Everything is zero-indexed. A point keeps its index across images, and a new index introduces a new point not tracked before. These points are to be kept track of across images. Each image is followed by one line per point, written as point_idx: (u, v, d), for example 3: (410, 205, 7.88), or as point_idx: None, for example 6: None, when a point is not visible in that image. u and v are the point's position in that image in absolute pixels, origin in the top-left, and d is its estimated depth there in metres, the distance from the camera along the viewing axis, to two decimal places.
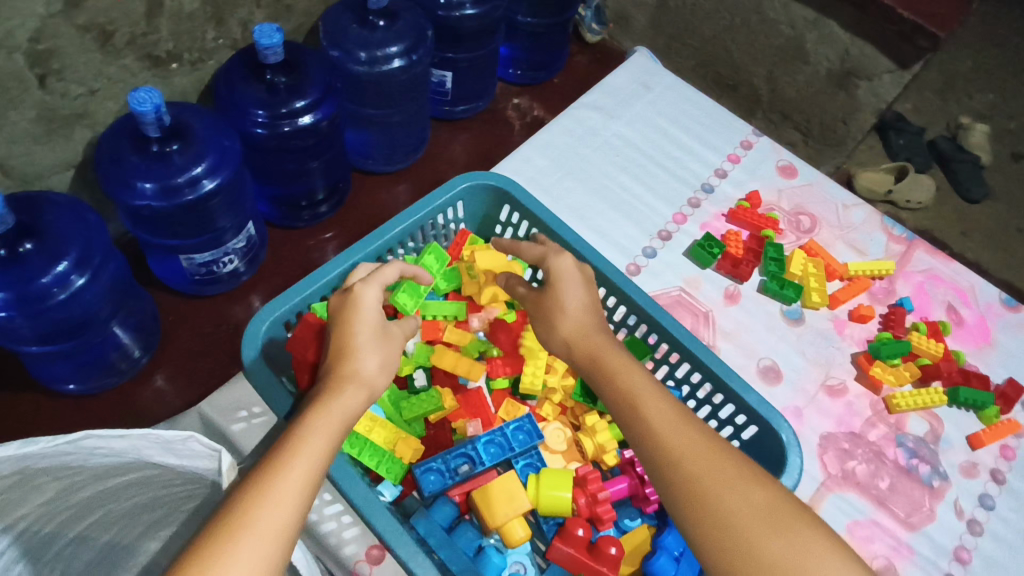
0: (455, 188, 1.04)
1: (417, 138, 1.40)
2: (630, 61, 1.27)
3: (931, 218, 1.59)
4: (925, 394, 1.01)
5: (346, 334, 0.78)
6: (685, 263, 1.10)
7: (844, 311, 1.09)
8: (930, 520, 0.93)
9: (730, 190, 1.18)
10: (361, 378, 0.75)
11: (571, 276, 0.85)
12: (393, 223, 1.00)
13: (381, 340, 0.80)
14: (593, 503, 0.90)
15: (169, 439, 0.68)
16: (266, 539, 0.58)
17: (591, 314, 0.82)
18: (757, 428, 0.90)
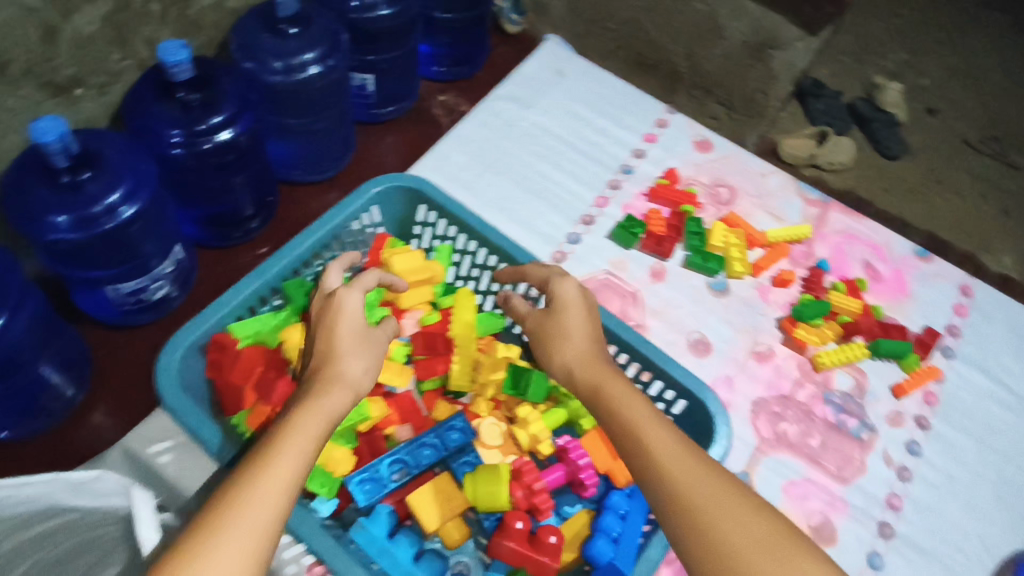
0: (368, 193, 1.03)
1: (343, 144, 1.38)
2: (543, 49, 1.27)
3: (856, 177, 1.62)
4: (849, 349, 1.04)
5: (330, 339, 0.81)
6: (610, 246, 1.11)
7: (766, 278, 1.11)
8: (861, 472, 0.97)
9: (649, 169, 1.19)
10: (347, 380, 0.77)
11: (576, 301, 0.87)
12: (307, 233, 0.97)
13: (366, 346, 0.83)
14: (531, 494, 0.91)
15: (78, 480, 0.68)
16: (250, 527, 0.59)
17: (594, 341, 0.84)
18: (686, 403, 0.92)
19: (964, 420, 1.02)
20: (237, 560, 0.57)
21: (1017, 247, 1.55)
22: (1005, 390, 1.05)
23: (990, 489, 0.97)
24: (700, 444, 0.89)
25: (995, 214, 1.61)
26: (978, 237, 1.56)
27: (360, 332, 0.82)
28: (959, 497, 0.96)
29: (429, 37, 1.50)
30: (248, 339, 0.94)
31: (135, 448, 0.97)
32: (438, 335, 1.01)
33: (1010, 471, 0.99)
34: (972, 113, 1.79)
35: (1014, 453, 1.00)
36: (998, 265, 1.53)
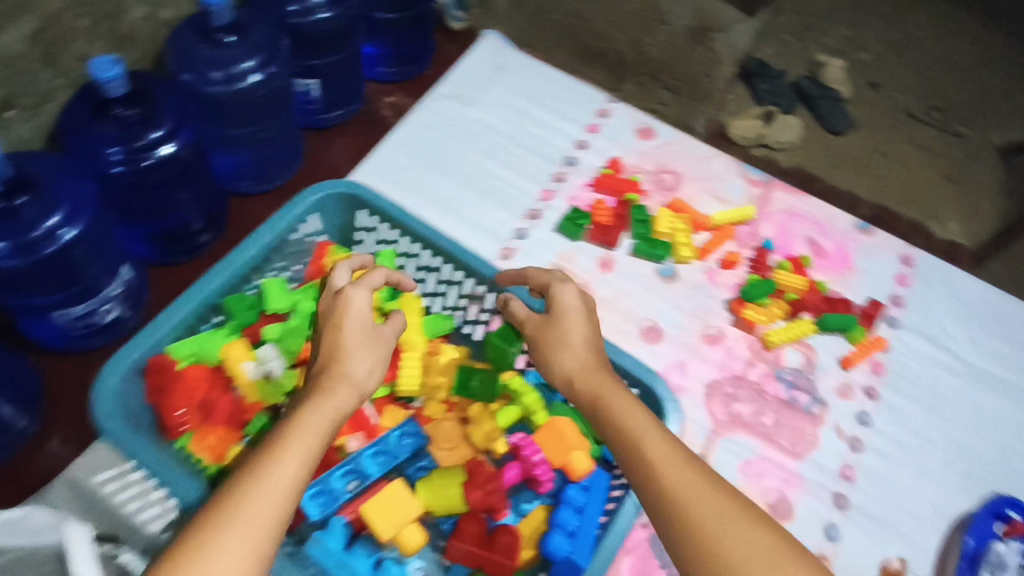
0: (307, 201, 1.01)
1: (290, 152, 1.36)
2: (482, 46, 1.27)
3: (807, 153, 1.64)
4: (798, 326, 1.06)
5: (337, 337, 0.82)
6: (557, 239, 1.12)
7: (713, 261, 1.12)
8: (815, 445, 0.98)
9: (593, 160, 1.20)
10: (352, 379, 0.78)
11: (575, 308, 0.87)
12: (246, 244, 0.95)
13: (372, 343, 0.83)
14: (486, 495, 0.89)
15: (11, 517, 0.70)
16: (255, 520, 0.61)
17: (592, 348, 0.85)
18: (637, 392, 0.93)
19: (913, 386, 1.04)
20: (244, 552, 0.59)
21: (963, 213, 1.58)
22: (951, 354, 1.07)
23: (940, 453, 1.00)
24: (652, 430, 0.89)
25: (938, 181, 1.64)
26: (925, 204, 1.59)
27: (366, 330, 0.83)
28: (911, 462, 0.98)
29: (372, 38, 1.48)
30: (189, 358, 0.92)
31: (78, 478, 0.95)
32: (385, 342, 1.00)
33: (958, 433, 1.02)
34: (914, 84, 1.82)
35: (961, 415, 1.03)
36: (944, 231, 1.57)
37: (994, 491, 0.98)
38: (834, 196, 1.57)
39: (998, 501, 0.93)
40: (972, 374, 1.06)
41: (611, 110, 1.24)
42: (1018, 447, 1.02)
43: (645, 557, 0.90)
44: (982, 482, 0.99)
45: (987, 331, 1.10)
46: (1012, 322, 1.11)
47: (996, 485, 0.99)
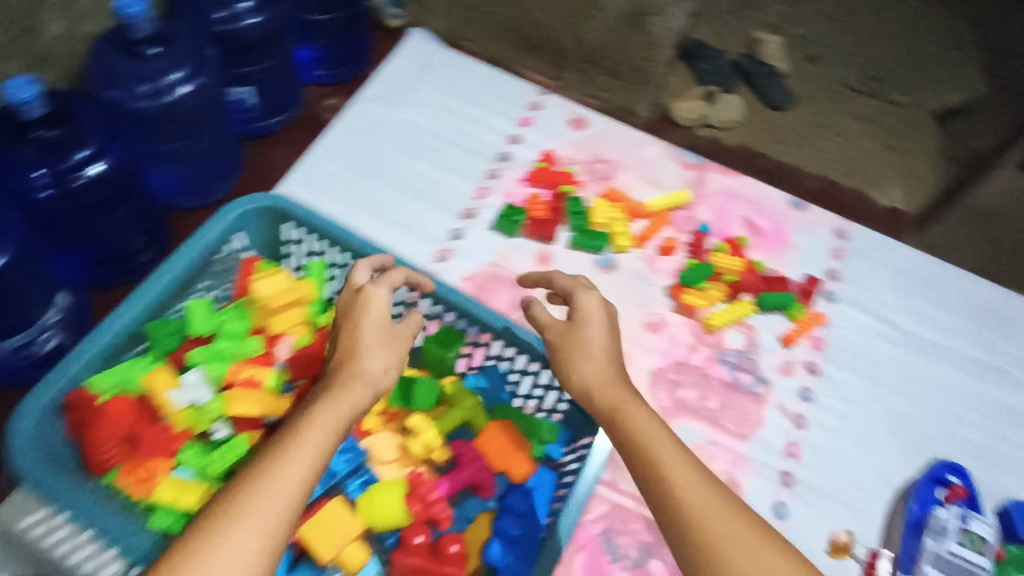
0: (227, 219, 0.95)
1: (229, 164, 1.31)
2: (410, 44, 1.24)
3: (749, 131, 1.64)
4: (738, 307, 1.06)
5: (355, 334, 0.77)
6: (494, 236, 1.11)
7: (651, 248, 1.12)
8: (760, 426, 0.99)
9: (526, 154, 1.19)
10: (368, 378, 0.74)
11: (598, 317, 0.82)
12: (166, 266, 0.90)
13: (392, 342, 0.79)
14: (427, 507, 0.90)
15: None
16: (260, 518, 0.59)
17: (615, 361, 0.80)
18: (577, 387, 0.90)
19: (853, 359, 1.04)
20: (249, 552, 0.57)
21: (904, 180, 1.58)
22: (890, 324, 1.07)
23: (882, 423, 1.00)
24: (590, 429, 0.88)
25: (879, 150, 1.65)
26: (867, 173, 1.60)
27: (384, 329, 0.78)
28: (854, 433, 0.99)
29: (309, 41, 1.45)
30: (112, 390, 0.87)
31: None
32: (314, 357, 0.96)
33: (901, 402, 1.02)
34: (851, 57, 1.84)
35: (902, 384, 1.03)
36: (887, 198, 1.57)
37: (937, 458, 0.98)
38: (779, 173, 1.58)
39: (941, 467, 0.94)
40: (912, 342, 1.06)
41: (545, 103, 1.22)
42: (961, 412, 1.01)
43: (596, 554, 0.88)
44: (924, 449, 0.98)
45: (927, 298, 1.09)
46: (952, 288, 1.10)
47: (941, 451, 0.99)
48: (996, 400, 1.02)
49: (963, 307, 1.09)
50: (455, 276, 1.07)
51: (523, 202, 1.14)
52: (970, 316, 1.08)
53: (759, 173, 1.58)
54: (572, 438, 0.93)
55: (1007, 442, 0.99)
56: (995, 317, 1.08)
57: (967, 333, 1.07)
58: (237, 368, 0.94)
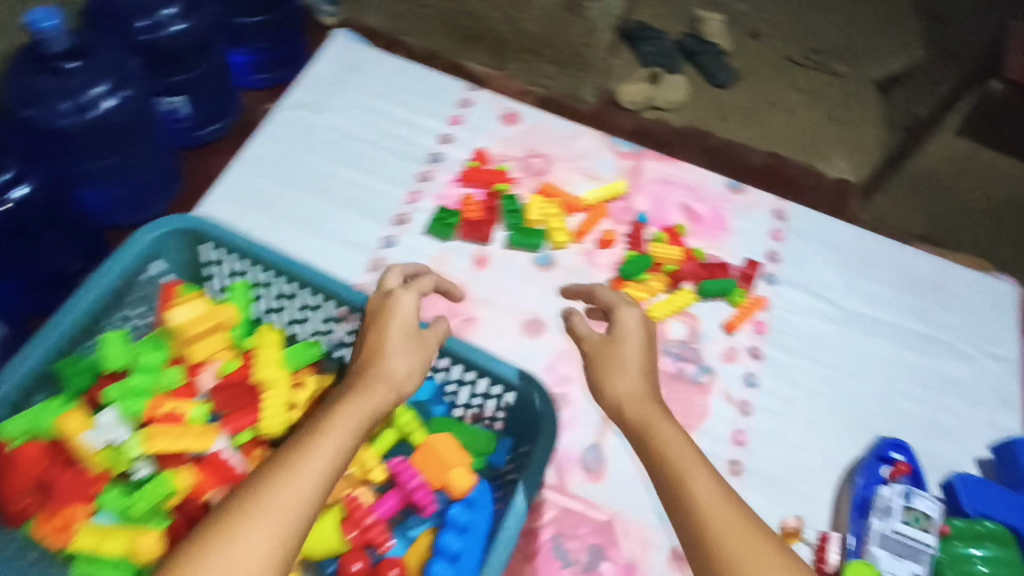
0: (141, 243, 0.81)
1: (166, 174, 1.24)
2: (334, 42, 1.13)
3: (694, 112, 1.63)
4: (679, 295, 0.97)
5: (380, 337, 0.73)
6: (426, 242, 1.01)
7: (590, 242, 1.03)
8: (706, 416, 0.90)
9: (458, 153, 1.10)
10: (391, 380, 0.69)
11: (635, 334, 0.76)
12: (83, 287, 0.76)
13: (417, 348, 0.74)
14: (364, 531, 0.79)
15: None
16: (275, 512, 0.53)
17: (651, 380, 0.74)
18: (516, 394, 0.81)
19: (796, 339, 0.97)
20: (262, 552, 0.51)
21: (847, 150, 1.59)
22: (830, 302, 1.01)
23: (827, 402, 0.93)
24: (532, 439, 0.79)
25: (822, 120, 1.64)
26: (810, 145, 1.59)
27: (410, 333, 0.73)
28: (799, 416, 0.92)
29: (242, 45, 1.40)
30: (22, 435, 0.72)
31: None
32: (241, 386, 0.81)
33: (845, 379, 0.95)
34: (792, 30, 1.83)
35: (846, 362, 0.97)
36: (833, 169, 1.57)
37: (880, 434, 0.92)
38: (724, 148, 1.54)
39: (884, 445, 0.86)
40: (853, 319, 1.00)
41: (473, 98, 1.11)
42: (905, 386, 0.96)
43: (545, 563, 0.79)
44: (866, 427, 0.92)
45: (863, 274, 1.04)
46: (888, 261, 1.06)
47: (886, 426, 0.93)
48: (937, 369, 0.98)
49: (899, 280, 1.05)
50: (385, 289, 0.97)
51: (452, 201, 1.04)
52: (907, 290, 1.03)
53: (705, 152, 1.54)
54: (515, 444, 0.85)
55: (950, 414, 0.94)
56: (930, 289, 1.04)
57: (906, 306, 1.02)
58: (158, 401, 0.77)
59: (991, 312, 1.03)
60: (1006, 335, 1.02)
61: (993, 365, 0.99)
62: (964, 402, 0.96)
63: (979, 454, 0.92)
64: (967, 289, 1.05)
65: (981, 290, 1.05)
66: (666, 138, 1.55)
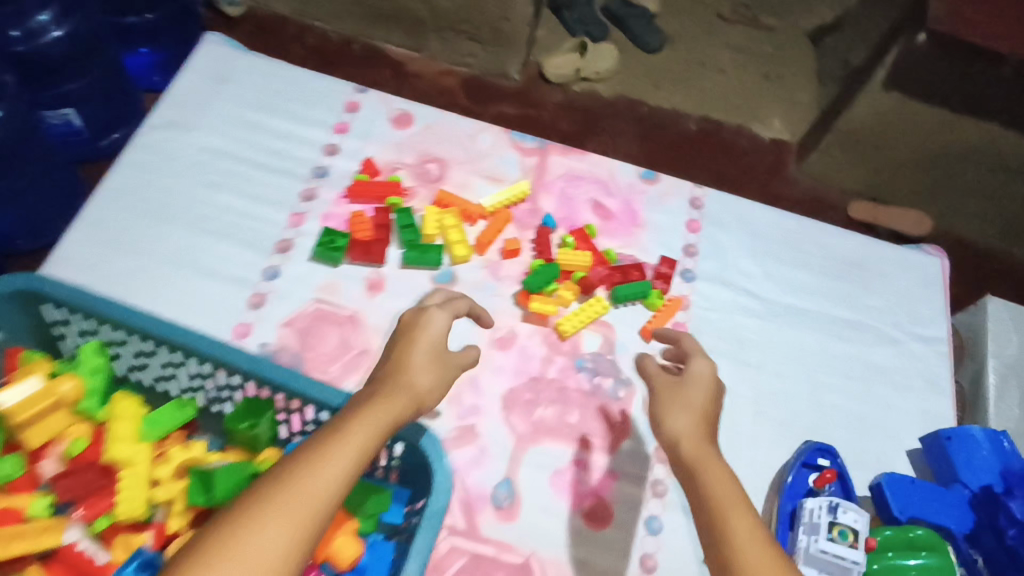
0: None
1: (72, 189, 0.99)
2: (191, 61, 0.73)
3: (623, 80, 1.43)
4: (588, 306, 0.66)
5: (407, 348, 0.53)
6: (309, 270, 0.65)
7: (495, 252, 0.69)
8: (626, 433, 0.62)
9: (348, 163, 0.71)
10: (413, 390, 0.50)
11: (706, 382, 0.55)
12: None
13: (447, 372, 0.54)
14: None
15: None
16: (283, 523, 0.38)
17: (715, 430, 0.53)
18: (405, 445, 0.54)
19: (718, 340, 0.67)
20: None
21: (783, 107, 1.42)
22: (750, 294, 0.70)
23: (742, 417, 0.65)
24: (423, 494, 0.54)
25: (755, 81, 1.48)
26: (744, 104, 1.42)
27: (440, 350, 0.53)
28: (768, 425, 0.65)
29: (137, 45, 1.16)
30: None
31: None
32: (96, 466, 0.55)
33: (762, 380, 0.66)
34: None
35: (769, 361, 0.67)
36: (768, 129, 1.41)
37: (808, 438, 0.65)
38: (661, 118, 1.40)
39: (810, 451, 0.60)
40: (775, 314, 0.70)
41: (352, 88, 0.76)
42: (831, 378, 0.68)
43: None
44: (862, 440, 0.65)
45: (783, 259, 0.73)
46: (805, 238, 0.75)
47: (811, 428, 0.65)
48: (868, 357, 0.69)
49: (820, 260, 0.73)
50: (258, 341, 0.61)
51: (299, 199, 0.68)
52: (833, 268, 0.73)
53: (639, 123, 1.38)
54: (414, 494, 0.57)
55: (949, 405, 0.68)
56: (856, 269, 0.73)
57: (827, 291, 0.72)
58: None
59: (917, 290, 0.73)
60: (938, 318, 0.72)
61: (926, 352, 0.70)
62: (897, 395, 0.68)
63: (910, 445, 0.65)
64: (891, 264, 0.75)
65: (907, 266, 0.75)
66: (599, 111, 1.38)
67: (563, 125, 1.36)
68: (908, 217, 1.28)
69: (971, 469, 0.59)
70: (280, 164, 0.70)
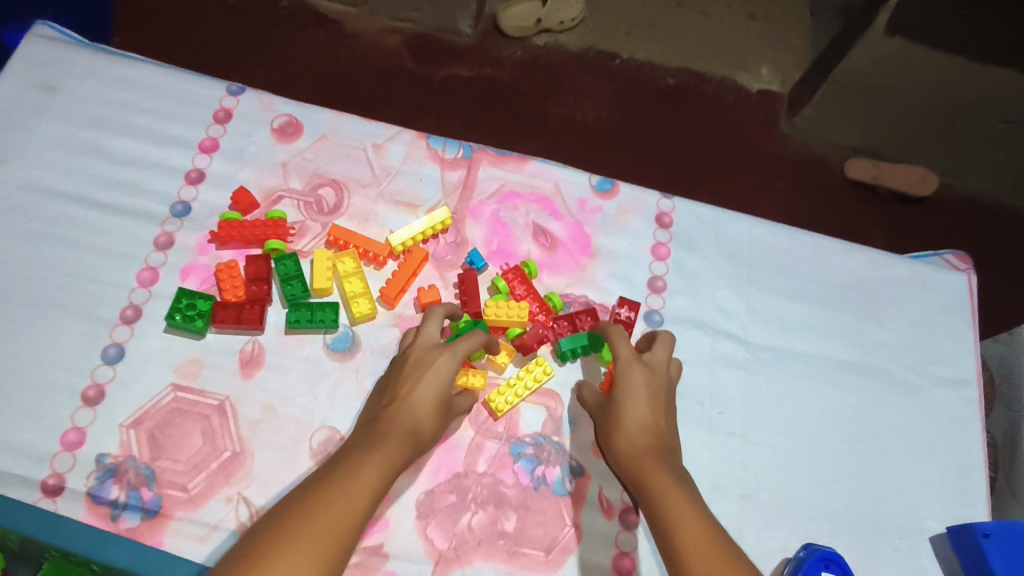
0: None
1: None
2: (8, 65, 0.58)
3: (593, 27, 1.03)
4: (527, 374, 0.53)
5: (410, 388, 0.47)
6: (164, 347, 0.51)
7: (410, 302, 0.55)
8: (576, 539, 0.50)
9: (215, 195, 0.57)
10: (410, 435, 0.44)
11: (639, 390, 0.49)
12: None
13: (446, 419, 0.48)
14: None
15: None
16: None
17: (664, 442, 0.47)
18: None
19: (696, 405, 0.55)
20: None
21: (775, 48, 1.05)
22: (733, 338, 0.58)
23: (724, 507, 0.52)
24: None
25: (738, 23, 1.06)
26: (726, 49, 1.05)
27: (449, 398, 0.47)
28: (762, 516, 0.52)
29: None
30: None
31: None
32: None
33: (748, 452, 0.54)
34: None
35: (756, 426, 0.55)
36: (755, 81, 1.04)
37: (814, 521, 0.53)
38: (633, 76, 1.03)
39: (811, 562, 0.49)
40: (762, 364, 0.57)
41: (222, 89, 0.60)
42: (832, 444, 0.55)
43: None
44: (876, 525, 0.53)
45: (775, 290, 0.60)
46: (800, 261, 0.61)
47: (810, 512, 0.53)
48: (879, 412, 0.57)
49: (818, 288, 0.60)
50: (97, 451, 0.48)
51: (151, 250, 0.54)
52: (838, 295, 0.60)
53: (612, 79, 1.02)
54: None
55: (978, 470, 0.56)
56: (862, 295, 0.60)
57: (830, 326, 0.59)
58: None
59: (938, 319, 0.60)
60: (962, 353, 0.59)
61: (951, 400, 0.58)
62: (915, 461, 0.56)
63: (932, 530, 0.54)
64: (910, 287, 0.61)
65: (926, 288, 0.61)
66: (561, 71, 1.01)
67: (524, 89, 0.99)
68: (910, 173, 0.99)
69: (1012, 567, 0.50)
70: (127, 202, 0.56)
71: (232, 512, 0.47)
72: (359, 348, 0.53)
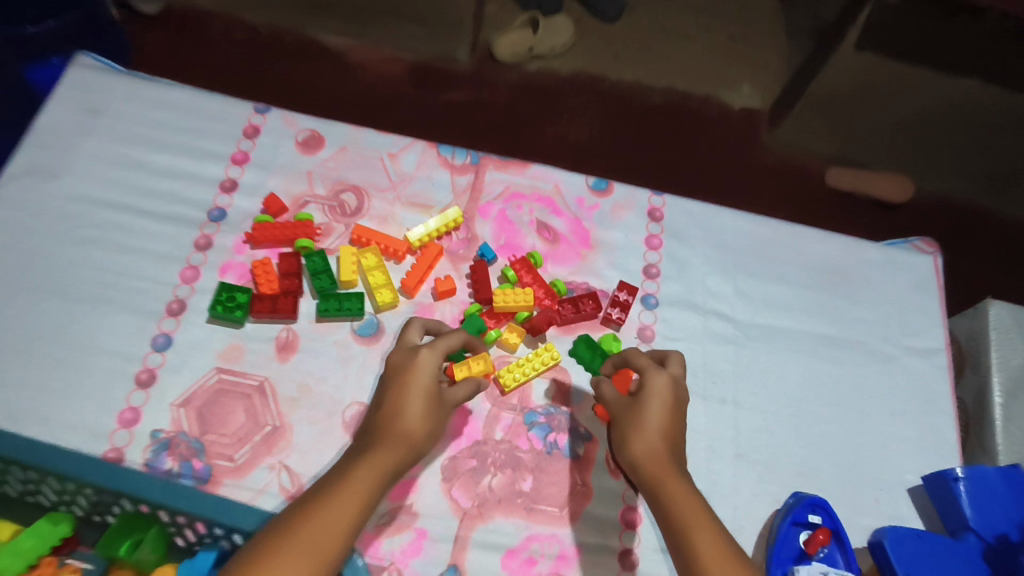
0: None
1: None
2: (57, 92, 0.64)
3: (583, 52, 1.11)
4: (536, 357, 0.58)
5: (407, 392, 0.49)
6: (209, 335, 0.57)
7: (427, 291, 0.61)
8: (589, 496, 0.55)
9: (248, 201, 0.63)
10: (403, 441, 0.47)
11: (663, 399, 0.51)
12: None
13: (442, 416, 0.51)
14: None
15: None
16: None
17: (676, 451, 0.49)
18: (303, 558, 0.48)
19: (691, 377, 0.60)
20: None
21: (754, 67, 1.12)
22: (722, 317, 0.63)
23: (721, 465, 0.57)
24: None
25: (716, 44, 1.14)
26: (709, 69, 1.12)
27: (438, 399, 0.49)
28: (754, 471, 0.57)
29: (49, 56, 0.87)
30: None
31: None
32: None
33: (741, 416, 0.60)
34: None
35: (746, 394, 0.60)
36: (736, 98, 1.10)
37: (803, 477, 0.58)
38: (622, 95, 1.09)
39: (799, 508, 0.54)
40: (750, 339, 0.63)
41: (251, 108, 0.66)
42: (816, 408, 0.61)
43: None
44: (860, 478, 0.58)
45: (758, 273, 0.66)
46: (780, 248, 0.67)
47: (799, 468, 0.58)
48: (859, 379, 0.62)
49: (798, 271, 0.66)
50: (151, 428, 0.53)
51: (193, 251, 0.60)
52: (817, 279, 0.66)
53: (601, 98, 1.08)
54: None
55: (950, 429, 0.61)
56: (838, 277, 0.66)
57: (810, 304, 0.65)
58: None
59: (909, 296, 0.66)
60: (933, 326, 0.65)
61: (924, 367, 0.64)
62: (893, 421, 0.61)
63: (911, 483, 0.59)
64: (882, 269, 0.67)
65: (897, 270, 0.67)
66: (554, 93, 1.07)
67: (522, 109, 1.06)
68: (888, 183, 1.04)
69: (981, 510, 0.55)
70: (169, 209, 0.62)
71: (275, 477, 0.52)
72: (383, 333, 0.58)
